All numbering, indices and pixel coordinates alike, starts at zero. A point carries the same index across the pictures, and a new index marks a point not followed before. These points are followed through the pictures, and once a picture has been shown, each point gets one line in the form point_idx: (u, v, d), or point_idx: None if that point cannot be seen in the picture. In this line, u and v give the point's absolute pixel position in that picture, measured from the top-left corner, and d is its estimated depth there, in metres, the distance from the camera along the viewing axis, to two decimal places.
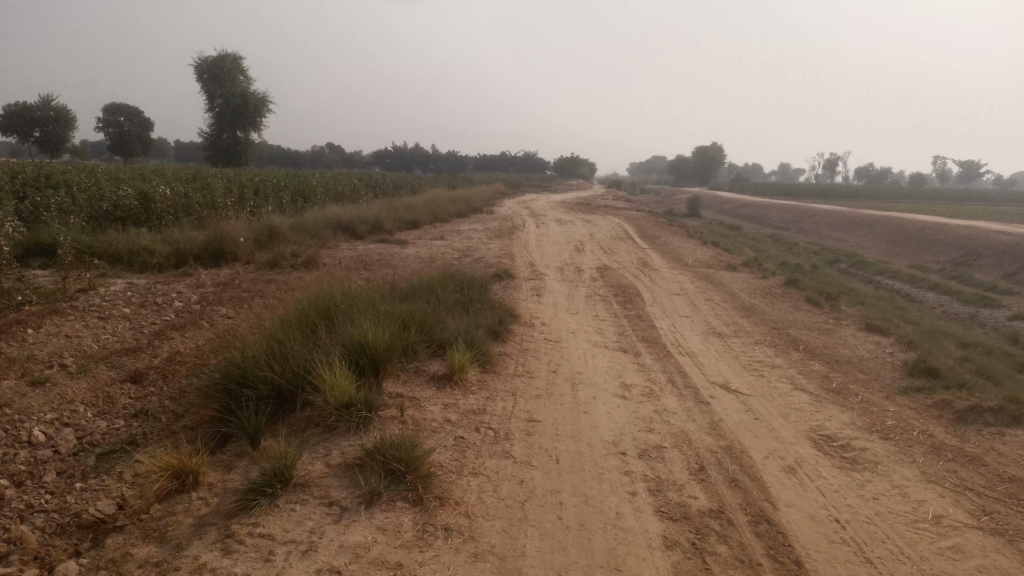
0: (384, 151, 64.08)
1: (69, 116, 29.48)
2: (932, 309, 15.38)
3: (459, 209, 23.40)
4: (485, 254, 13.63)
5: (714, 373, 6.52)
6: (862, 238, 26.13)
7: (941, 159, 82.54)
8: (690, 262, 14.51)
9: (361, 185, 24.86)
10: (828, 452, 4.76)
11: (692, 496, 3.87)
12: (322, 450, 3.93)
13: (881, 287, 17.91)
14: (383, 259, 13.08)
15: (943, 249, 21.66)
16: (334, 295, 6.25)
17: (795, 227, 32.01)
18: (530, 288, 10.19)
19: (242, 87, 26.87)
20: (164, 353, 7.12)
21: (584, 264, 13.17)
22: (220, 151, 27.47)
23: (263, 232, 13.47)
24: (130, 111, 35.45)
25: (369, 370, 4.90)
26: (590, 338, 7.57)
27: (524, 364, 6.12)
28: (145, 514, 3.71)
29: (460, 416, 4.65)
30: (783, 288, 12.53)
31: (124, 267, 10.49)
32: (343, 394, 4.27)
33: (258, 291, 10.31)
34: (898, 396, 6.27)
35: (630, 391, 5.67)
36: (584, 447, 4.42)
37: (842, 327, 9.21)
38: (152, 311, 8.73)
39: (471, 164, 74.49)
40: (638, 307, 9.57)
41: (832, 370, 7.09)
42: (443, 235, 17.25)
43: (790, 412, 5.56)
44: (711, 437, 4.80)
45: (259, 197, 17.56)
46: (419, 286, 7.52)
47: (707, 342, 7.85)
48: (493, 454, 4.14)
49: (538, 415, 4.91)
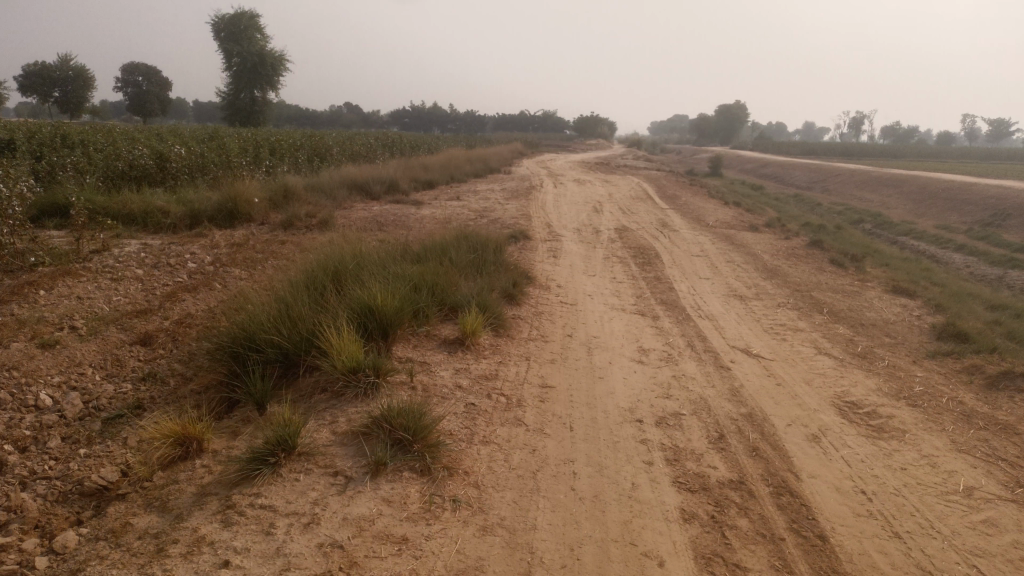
0: (401, 110, 63.49)
1: (87, 76, 29.31)
2: (958, 271, 15.00)
3: (476, 169, 23.12)
4: (502, 215, 13.42)
5: (735, 337, 6.34)
6: (886, 198, 25.56)
7: (970, 117, 80.36)
8: (711, 223, 14.23)
9: (378, 145, 24.63)
10: (853, 420, 4.58)
11: (712, 466, 3.72)
12: (328, 417, 3.81)
13: (905, 248, 17.50)
14: (397, 220, 12.91)
15: (970, 209, 21.12)
16: (344, 258, 6.09)
17: (818, 186, 31.38)
18: (546, 250, 10.01)
19: (259, 45, 26.52)
20: (176, 315, 7.04)
21: (601, 225, 12.94)
22: (238, 110, 27.24)
23: (278, 193, 13.33)
24: (148, 71, 35.19)
25: (379, 334, 4.76)
26: (607, 301, 7.39)
27: (539, 328, 5.97)
28: (147, 482, 3.64)
29: (472, 382, 4.52)
30: (806, 249, 12.23)
31: (139, 228, 10.39)
32: (351, 359, 4.14)
33: (272, 252, 10.19)
34: (926, 361, 6.06)
35: (647, 355, 5.51)
36: (599, 414, 4.28)
37: (867, 290, 8.95)
38: (165, 272, 8.65)
39: (490, 124, 73.68)
40: (657, 268, 9.36)
41: (856, 333, 6.88)
42: (459, 195, 17.03)
43: (814, 377, 5.37)
44: (731, 404, 4.63)
45: (274, 158, 17.38)
46: (431, 247, 7.36)
47: (727, 304, 7.65)
48: (504, 422, 4.01)
49: (552, 380, 4.77)
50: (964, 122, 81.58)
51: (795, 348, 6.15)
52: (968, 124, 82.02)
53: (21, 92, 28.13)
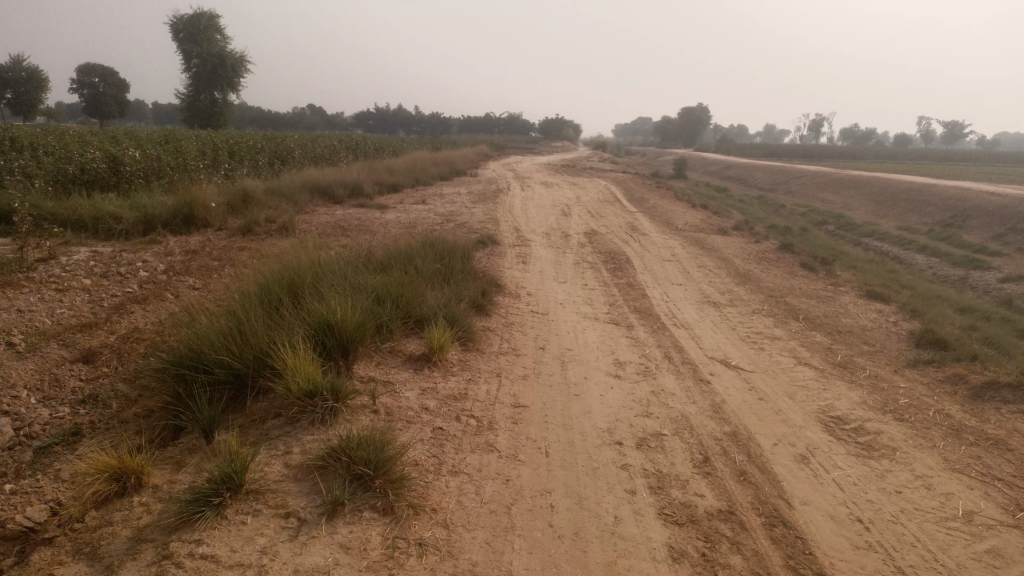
0: (366, 112, 62.84)
1: (42, 77, 28.41)
2: (922, 272, 15.05)
3: (442, 172, 22.77)
4: (468, 219, 13.11)
5: (712, 347, 6.11)
6: (849, 200, 25.73)
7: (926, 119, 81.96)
8: (680, 226, 14.08)
9: (342, 148, 24.17)
10: (841, 437, 4.36)
11: (698, 494, 3.46)
12: (281, 448, 3.48)
13: (870, 250, 17.57)
14: (361, 225, 12.53)
15: (931, 210, 21.32)
16: (301, 267, 5.73)
17: (782, 188, 31.57)
18: (515, 255, 9.73)
19: (219, 45, 25.86)
20: (123, 329, 6.62)
21: (570, 229, 12.70)
22: (197, 113, 26.53)
23: (237, 197, 12.85)
24: (105, 71, 34.25)
25: (338, 352, 4.42)
26: (579, 309, 7.11)
27: (509, 340, 5.67)
28: (79, 524, 3.26)
29: (439, 403, 4.21)
30: (777, 252, 12.11)
31: (89, 235, 9.87)
32: (306, 382, 3.79)
33: (230, 260, 9.76)
34: (907, 370, 5.89)
35: (623, 369, 5.25)
36: (576, 436, 4.00)
37: (841, 295, 8.81)
38: (115, 282, 8.19)
39: (455, 126, 73.27)
40: (629, 274, 9.12)
41: (834, 341, 6.70)
42: (424, 198, 16.69)
43: (797, 390, 5.15)
44: (715, 422, 4.38)
45: (234, 160, 16.86)
46: (395, 255, 7.02)
47: (702, 312, 7.43)
48: (475, 449, 3.70)
49: (525, 399, 4.48)
50: (921, 124, 83.22)
51: (775, 358, 5.95)
52: (924, 126, 83.71)
53: None
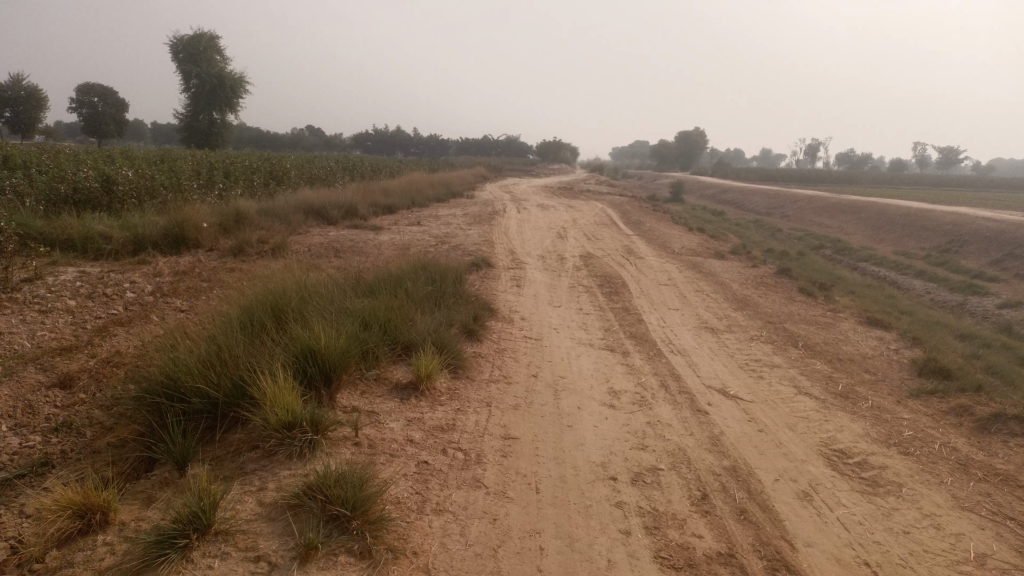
0: (364, 133, 62.98)
1: (41, 97, 28.38)
2: (919, 297, 14.92)
3: (438, 193, 22.67)
4: (463, 242, 12.97)
5: (710, 375, 5.94)
6: (845, 224, 25.67)
7: (920, 144, 82.30)
8: (677, 250, 13.96)
9: (338, 170, 24.09)
10: (845, 473, 4.18)
11: (696, 535, 3.28)
12: (255, 484, 3.29)
13: (867, 274, 17.46)
14: (354, 246, 12.38)
15: (928, 234, 21.25)
16: (286, 291, 5.56)
17: (778, 212, 31.54)
18: (509, 279, 9.57)
19: (218, 66, 25.85)
20: (104, 353, 6.43)
21: (566, 252, 12.57)
22: (195, 133, 26.46)
23: (229, 218, 12.71)
24: (104, 91, 34.25)
25: (321, 380, 4.24)
26: (574, 335, 6.94)
27: (500, 368, 5.49)
28: (38, 565, 3.06)
29: (424, 435, 4.02)
30: (775, 277, 11.97)
31: (78, 255, 9.70)
32: (285, 413, 3.61)
33: (220, 281, 9.59)
34: (910, 401, 5.72)
35: (618, 398, 5.07)
36: (569, 471, 3.82)
37: (840, 321, 8.66)
38: (100, 303, 8.01)
39: (452, 148, 73.45)
40: (625, 299, 8.96)
41: (834, 369, 6.53)
42: (419, 220, 16.56)
43: (798, 421, 4.97)
44: (713, 455, 4.21)
45: (229, 180, 16.74)
46: (385, 278, 6.86)
47: (700, 338, 7.27)
48: (462, 485, 3.52)
49: (515, 430, 4.29)
50: (916, 150, 83.67)
51: (774, 387, 5.77)
52: (918, 152, 84.15)
53: None
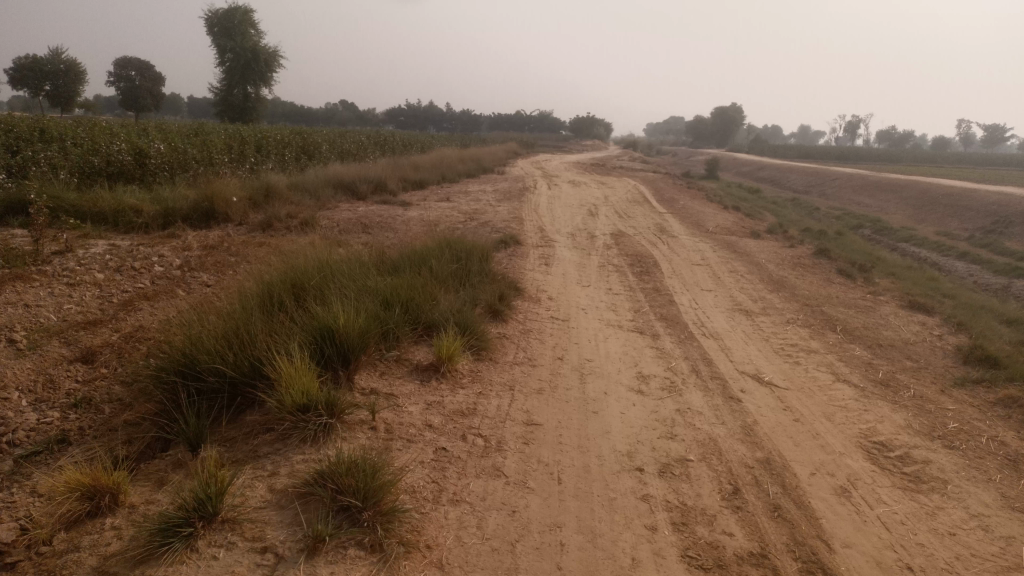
0: (396, 108, 62.82)
1: (80, 70, 28.60)
2: (961, 280, 14.43)
3: (468, 169, 22.46)
4: (492, 218, 12.79)
5: (743, 360, 5.72)
6: (885, 203, 24.98)
7: (965, 122, 79.93)
8: (711, 228, 13.63)
9: (370, 144, 24.00)
10: (886, 467, 3.96)
11: (727, 533, 3.10)
12: (266, 469, 3.19)
13: (907, 255, 16.94)
14: (383, 222, 12.27)
15: (971, 215, 20.56)
16: (307, 267, 5.44)
17: (816, 190, 30.81)
18: (538, 257, 9.38)
19: (253, 40, 25.80)
20: (128, 327, 6.39)
21: (597, 230, 12.34)
22: (230, 107, 26.51)
23: (259, 192, 12.66)
24: (141, 65, 34.44)
25: (339, 361, 4.11)
26: (602, 316, 6.74)
27: (525, 350, 5.33)
28: (45, 547, 2.97)
29: (444, 419, 3.89)
30: (812, 258, 11.62)
31: (109, 227, 9.69)
32: (300, 395, 3.49)
33: (247, 256, 9.54)
34: (955, 391, 5.45)
35: (647, 384, 4.89)
36: (593, 461, 3.65)
37: (881, 305, 8.34)
38: (128, 277, 7.99)
39: (485, 124, 73.00)
40: (656, 279, 8.72)
41: (874, 356, 6.26)
42: (449, 196, 16.39)
43: (836, 411, 4.75)
44: (746, 446, 4.01)
45: (261, 155, 16.71)
46: (409, 255, 6.71)
47: (733, 320, 7.03)
48: (481, 473, 3.38)
49: (538, 416, 4.14)
50: (960, 128, 81.30)
51: (810, 374, 5.54)
52: (963, 130, 81.69)
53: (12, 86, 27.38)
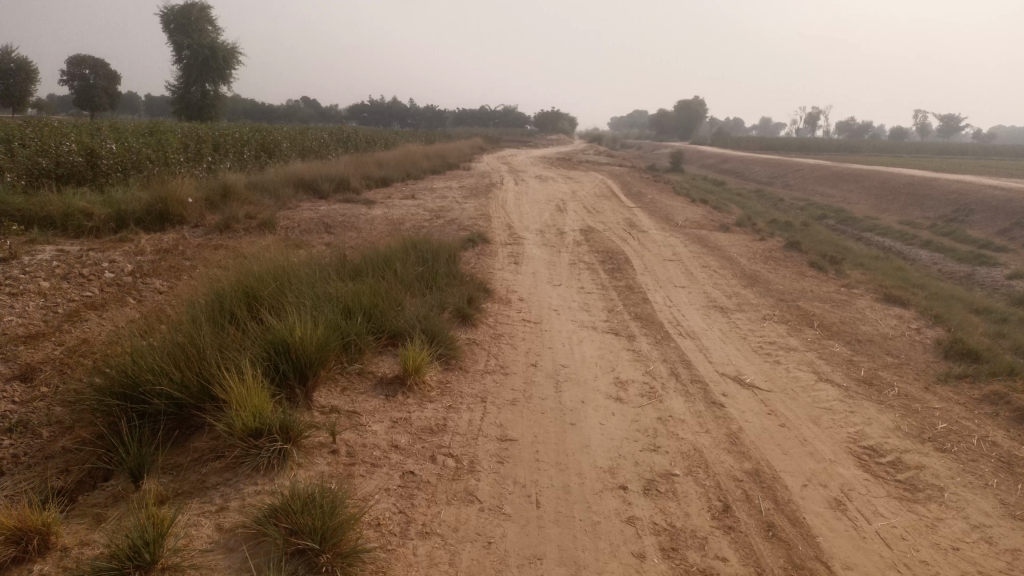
0: (359, 104, 62.00)
1: (31, 69, 27.61)
2: (926, 269, 14.46)
3: (433, 165, 22.12)
4: (459, 216, 12.49)
5: (723, 361, 5.52)
6: (848, 193, 25.13)
7: (921, 112, 81.35)
8: (681, 222, 13.50)
9: (332, 141, 23.53)
10: (879, 475, 3.76)
11: (720, 558, 2.86)
12: (214, 503, 2.89)
13: (872, 245, 16.98)
14: (346, 221, 11.90)
15: (932, 204, 20.71)
16: (260, 275, 5.09)
17: (780, 181, 30.96)
18: (506, 255, 9.12)
19: (211, 37, 25.14)
20: (73, 340, 5.99)
21: (566, 226, 12.10)
22: (189, 105, 25.79)
23: (216, 192, 12.19)
24: (95, 63, 33.39)
25: (296, 378, 3.79)
26: (575, 317, 6.49)
27: (496, 356, 5.05)
28: None
29: (411, 438, 3.60)
30: (783, 251, 11.50)
31: (57, 232, 9.20)
32: (251, 418, 3.17)
33: (204, 260, 9.12)
34: (938, 388, 5.29)
35: (626, 390, 4.65)
36: (573, 480, 3.40)
37: (856, 298, 8.22)
38: (76, 285, 7.54)
39: (449, 120, 72.46)
40: (628, 276, 8.50)
41: (855, 352, 6.10)
42: (413, 193, 16.03)
43: (822, 414, 4.55)
44: (733, 457, 3.79)
45: (219, 154, 16.20)
46: (371, 258, 6.40)
47: (709, 318, 6.83)
48: (452, 500, 3.10)
49: (512, 430, 3.87)
50: (917, 118, 82.67)
51: (792, 374, 5.34)
52: (919, 120, 83.05)
53: None
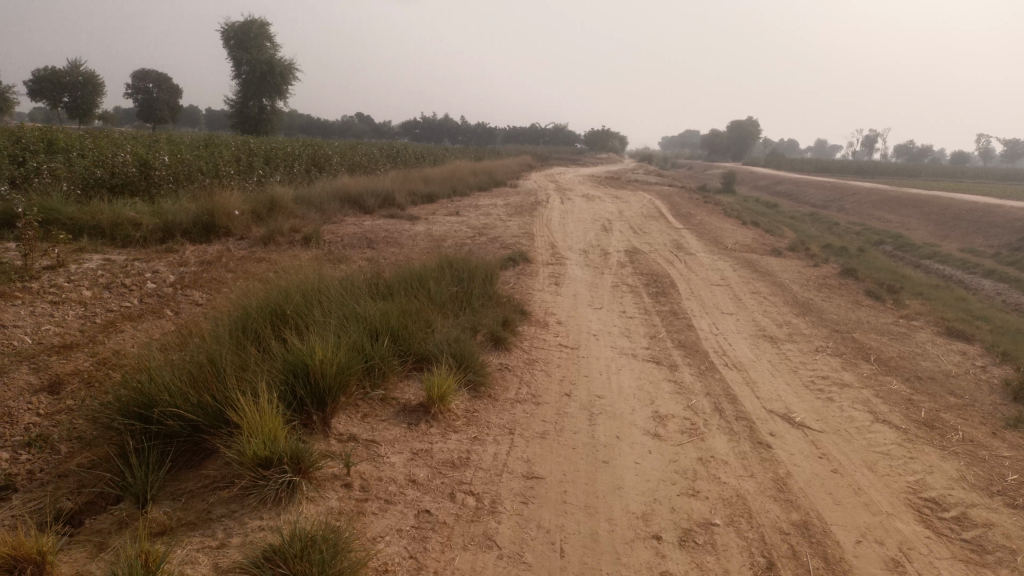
0: (412, 121, 62.64)
1: (98, 82, 28.44)
2: (989, 299, 13.77)
3: (480, 182, 22.03)
4: (502, 234, 12.32)
5: (770, 396, 5.18)
6: (906, 218, 24.29)
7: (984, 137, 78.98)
8: (730, 246, 13.11)
9: (382, 156, 23.66)
10: (942, 532, 3.41)
11: None
12: (215, 538, 2.70)
13: (931, 273, 16.30)
14: (389, 237, 11.81)
15: (996, 231, 19.84)
16: (289, 292, 4.95)
17: (835, 204, 30.13)
18: (547, 276, 8.90)
19: (269, 53, 25.58)
20: (106, 351, 5.91)
21: (611, 246, 11.85)
22: (246, 119, 26.25)
23: (262, 205, 12.22)
24: (159, 78, 34.25)
25: (313, 403, 3.61)
26: (615, 343, 6.22)
27: (528, 384, 4.81)
28: None
29: (431, 473, 3.39)
30: (837, 278, 11.05)
31: (105, 241, 9.27)
32: (262, 447, 2.98)
33: (245, 272, 9.09)
34: (1007, 434, 4.88)
35: (664, 426, 4.37)
36: (601, 526, 3.14)
37: (916, 332, 7.76)
38: (117, 295, 7.53)
39: (500, 137, 72.66)
40: (673, 301, 8.19)
41: (914, 390, 5.71)
42: (458, 210, 15.93)
43: (879, 460, 4.19)
44: (779, 506, 3.49)
45: (269, 166, 16.35)
46: (405, 276, 6.23)
47: (757, 349, 6.49)
48: (469, 545, 2.87)
49: (540, 467, 3.63)
50: (979, 142, 80.19)
51: (846, 413, 4.98)
52: (983, 144, 80.43)
53: (31, 98, 27.26)
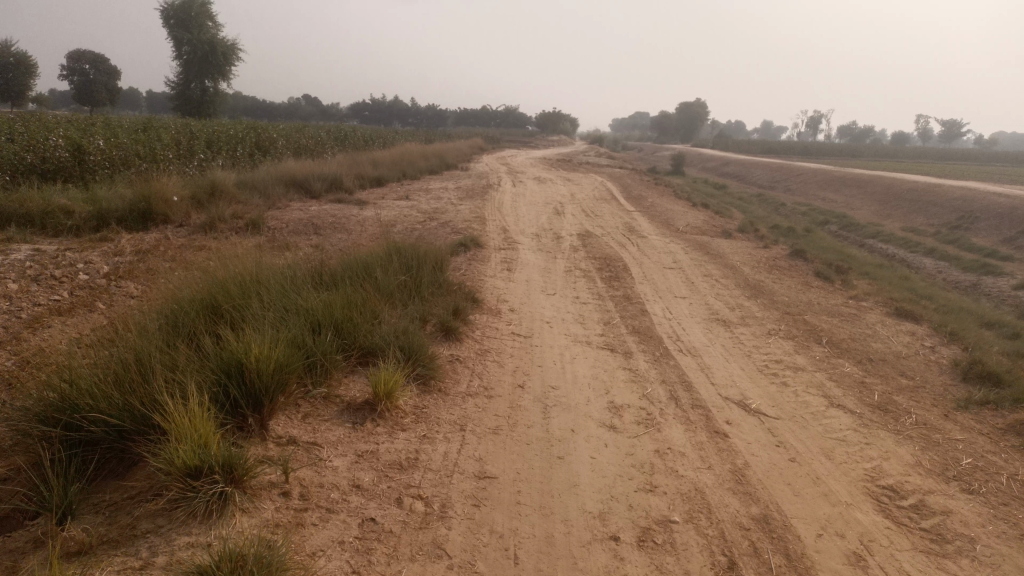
0: (360, 103, 61.54)
1: (31, 63, 27.16)
2: (931, 278, 14.05)
3: (430, 165, 21.68)
4: (453, 218, 12.07)
5: (726, 382, 5.11)
6: (850, 198, 24.70)
7: (923, 119, 81.06)
8: (681, 228, 13.08)
9: (329, 139, 23.12)
10: (901, 522, 3.36)
11: None
12: (139, 559, 2.47)
13: (875, 252, 16.55)
14: (336, 223, 11.48)
15: (937, 210, 20.27)
16: (226, 283, 4.68)
17: (782, 185, 30.52)
18: (499, 261, 8.72)
19: (211, 33, 24.68)
20: (30, 349, 5.54)
21: (563, 230, 11.71)
22: (188, 101, 25.35)
23: (203, 190, 11.74)
24: (95, 58, 32.82)
25: (249, 405, 3.37)
26: (568, 330, 6.09)
27: (480, 376, 4.64)
28: None
29: (376, 477, 3.20)
30: (787, 259, 11.08)
31: (34, 230, 8.77)
32: (191, 455, 2.75)
33: (184, 261, 8.70)
34: (959, 416, 4.89)
35: (620, 417, 4.25)
36: (557, 528, 3.00)
37: (866, 313, 7.80)
38: (45, 287, 7.11)
39: (450, 119, 71.91)
40: (627, 285, 8.09)
41: (867, 373, 5.69)
42: (408, 194, 15.62)
43: (836, 447, 4.14)
44: (739, 499, 3.39)
45: (211, 150, 15.77)
46: (350, 264, 5.99)
47: (711, 333, 6.42)
48: (417, 555, 2.70)
49: (493, 466, 3.47)
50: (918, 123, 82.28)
51: (801, 398, 4.93)
52: (922, 125, 82.48)
53: None
